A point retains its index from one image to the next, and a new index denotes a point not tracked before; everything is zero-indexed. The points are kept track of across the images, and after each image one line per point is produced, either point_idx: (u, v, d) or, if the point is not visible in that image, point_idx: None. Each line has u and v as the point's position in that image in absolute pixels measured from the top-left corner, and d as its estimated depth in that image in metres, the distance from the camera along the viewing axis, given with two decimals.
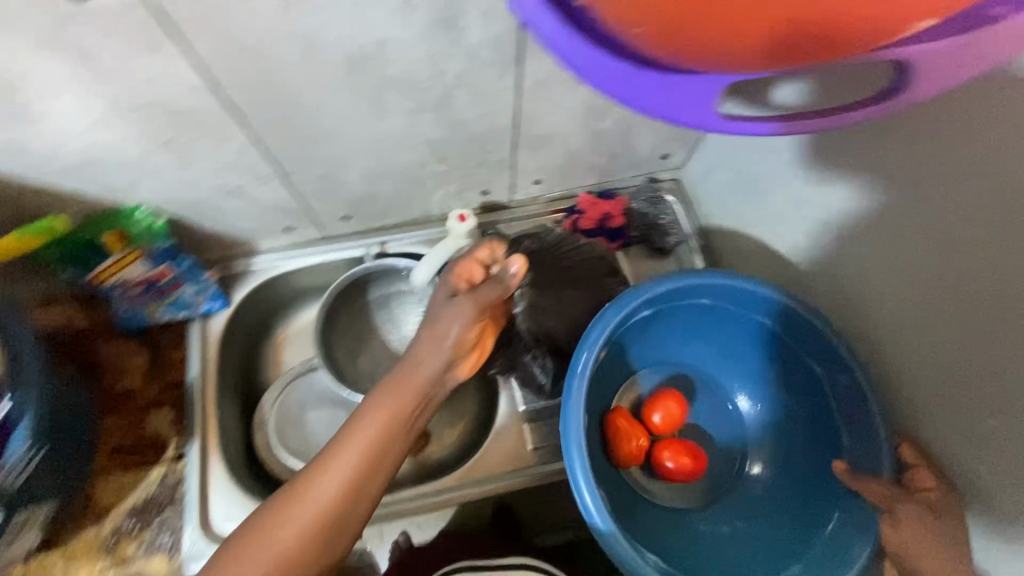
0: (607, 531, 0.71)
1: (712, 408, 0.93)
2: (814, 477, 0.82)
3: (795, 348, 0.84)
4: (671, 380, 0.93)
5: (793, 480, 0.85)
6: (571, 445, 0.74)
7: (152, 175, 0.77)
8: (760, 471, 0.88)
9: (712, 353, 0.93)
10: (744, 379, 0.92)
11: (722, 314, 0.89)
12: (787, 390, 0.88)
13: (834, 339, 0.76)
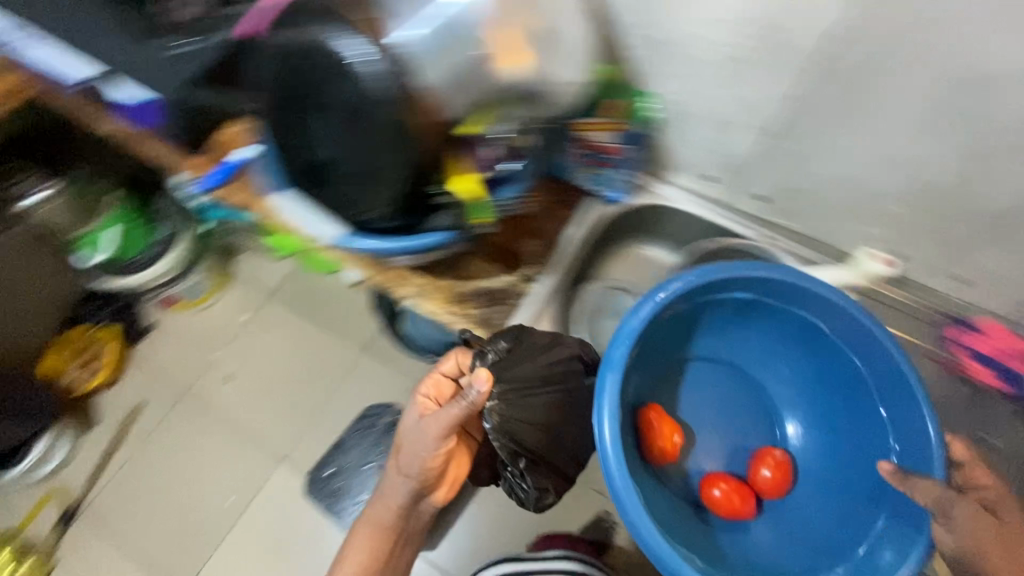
0: (623, 490, 1.06)
1: (758, 415, 1.38)
2: (861, 483, 1.22)
3: (891, 407, 1.19)
4: (722, 395, 1.38)
5: (841, 480, 1.27)
6: (600, 410, 1.10)
7: (706, 80, 1.29)
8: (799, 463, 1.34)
9: (839, 390, 1.29)
10: (790, 399, 1.36)
11: (829, 345, 1.26)
12: (814, 396, 1.33)
13: (881, 347, 1.15)
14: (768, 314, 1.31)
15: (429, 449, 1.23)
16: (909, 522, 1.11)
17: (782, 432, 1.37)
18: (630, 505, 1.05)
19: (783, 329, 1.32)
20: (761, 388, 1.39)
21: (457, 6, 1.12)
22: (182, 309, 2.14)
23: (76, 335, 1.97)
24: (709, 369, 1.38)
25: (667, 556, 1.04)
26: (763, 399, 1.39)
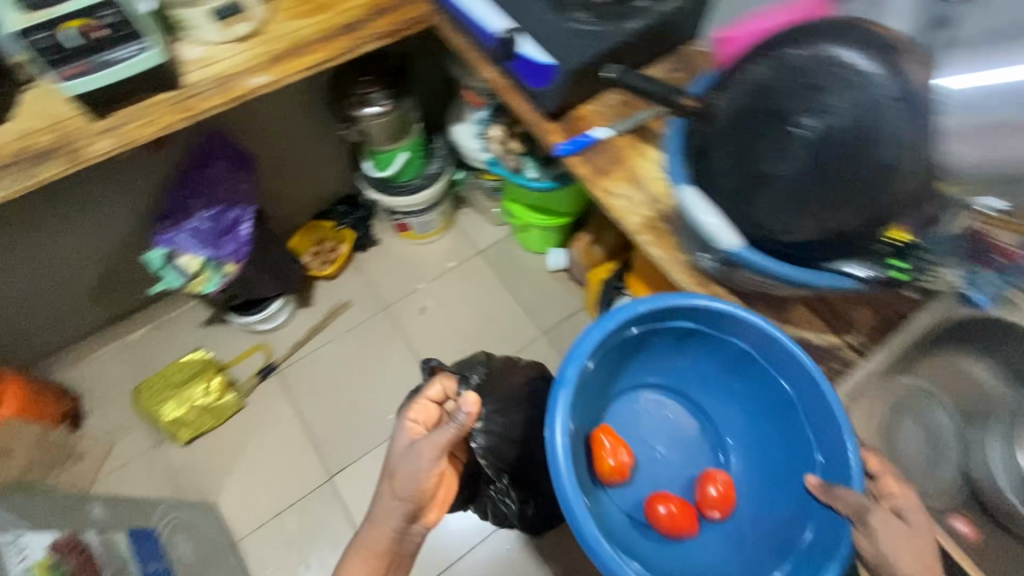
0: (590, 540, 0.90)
1: (699, 429, 1.22)
2: (790, 493, 1.07)
3: (813, 416, 1.02)
4: (652, 416, 1.22)
5: (755, 484, 1.15)
6: (556, 452, 0.93)
7: None
8: (732, 465, 1.19)
9: (771, 406, 1.11)
10: (742, 413, 1.17)
11: (773, 376, 1.06)
12: (737, 390, 1.16)
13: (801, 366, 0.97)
14: (708, 343, 1.12)
15: (424, 464, 1.09)
16: (829, 522, 0.98)
17: (716, 450, 1.21)
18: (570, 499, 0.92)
19: (753, 391, 1.13)
20: (698, 419, 1.22)
21: (514, 26, 1.09)
22: (266, 344, 2.07)
23: (178, 369, 1.92)
24: (632, 401, 1.22)
25: (576, 509, 0.91)
26: (670, 430, 1.22)
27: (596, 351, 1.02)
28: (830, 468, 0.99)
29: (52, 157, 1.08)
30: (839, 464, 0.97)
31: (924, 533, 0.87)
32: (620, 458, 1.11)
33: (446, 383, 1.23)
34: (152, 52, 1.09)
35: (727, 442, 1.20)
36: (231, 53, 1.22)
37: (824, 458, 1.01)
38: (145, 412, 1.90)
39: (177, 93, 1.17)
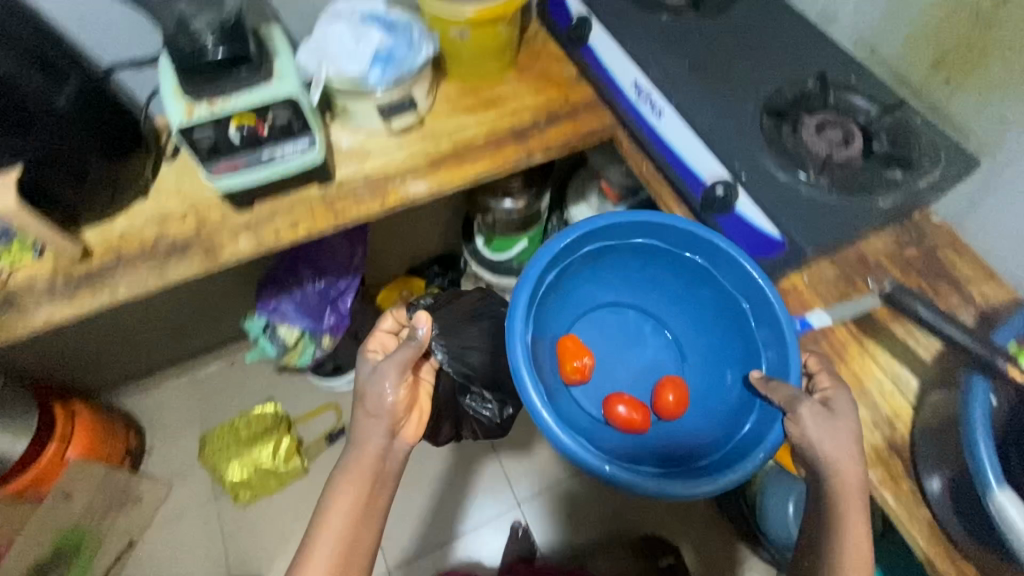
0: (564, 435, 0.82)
1: (643, 334, 1.08)
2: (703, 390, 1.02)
3: (756, 310, 0.93)
4: (609, 329, 1.08)
5: (702, 377, 1.04)
6: (516, 357, 0.86)
7: None
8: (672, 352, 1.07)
9: (704, 299, 1.03)
10: (674, 329, 1.07)
11: (706, 275, 0.99)
12: (681, 297, 1.05)
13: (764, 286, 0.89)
14: (660, 256, 1.02)
15: (389, 388, 0.88)
16: (756, 407, 0.91)
17: (654, 348, 1.08)
18: (520, 376, 0.85)
19: (706, 298, 1.02)
20: (630, 331, 1.08)
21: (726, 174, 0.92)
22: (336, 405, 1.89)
23: (246, 425, 1.81)
24: (595, 317, 1.08)
25: (535, 406, 0.83)
26: (615, 329, 1.09)
27: (542, 291, 0.97)
28: (767, 355, 0.92)
29: (188, 251, 0.97)
30: (767, 333, 0.92)
31: (848, 419, 0.78)
32: (588, 365, 0.99)
33: (401, 314, 1.05)
34: (313, 154, 0.94)
35: (665, 338, 1.08)
36: (387, 147, 1.08)
37: (761, 342, 0.94)
38: (208, 470, 1.79)
39: (329, 189, 1.04)
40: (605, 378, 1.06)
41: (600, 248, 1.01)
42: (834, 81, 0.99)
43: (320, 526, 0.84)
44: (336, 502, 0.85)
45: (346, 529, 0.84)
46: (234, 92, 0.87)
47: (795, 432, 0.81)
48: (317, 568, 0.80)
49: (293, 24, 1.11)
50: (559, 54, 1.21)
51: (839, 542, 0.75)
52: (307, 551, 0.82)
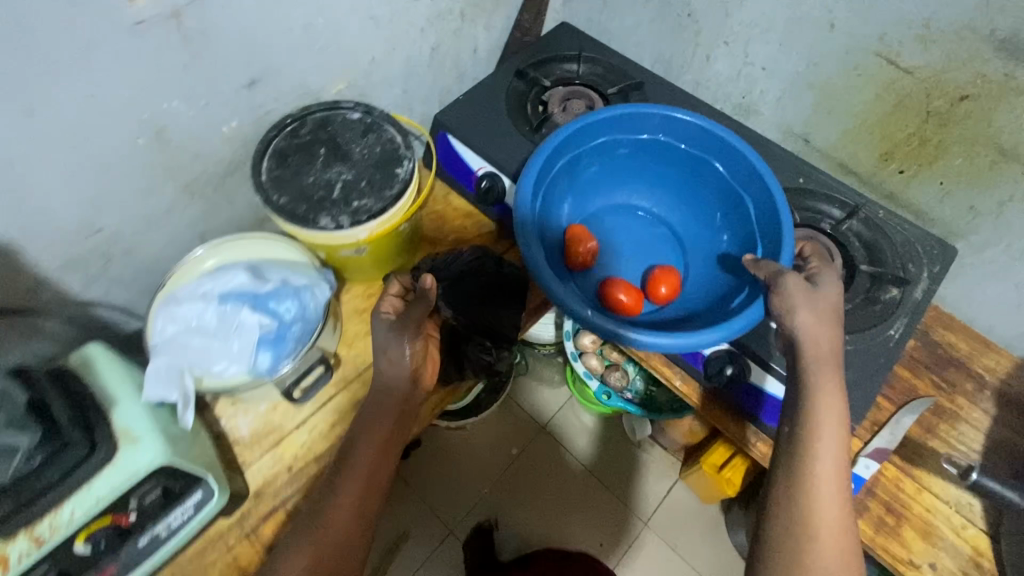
0: (523, 233, 0.76)
1: (646, 224, 0.95)
2: (713, 284, 0.86)
3: (750, 197, 0.84)
4: (616, 218, 0.94)
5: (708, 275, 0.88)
6: (524, 198, 0.79)
7: None
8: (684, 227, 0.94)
9: (713, 183, 0.89)
10: (677, 215, 0.94)
11: (714, 178, 0.88)
12: (682, 191, 0.93)
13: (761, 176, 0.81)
14: (665, 151, 0.90)
15: (406, 347, 0.73)
16: (740, 287, 0.81)
17: (646, 231, 0.94)
18: (529, 244, 0.75)
19: (715, 187, 0.88)
20: (631, 204, 0.95)
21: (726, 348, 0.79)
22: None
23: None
24: (605, 217, 0.94)
25: (552, 286, 0.72)
26: (617, 220, 0.94)
27: (541, 186, 0.83)
28: (763, 242, 0.81)
29: None
30: (767, 224, 0.80)
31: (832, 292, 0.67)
32: (591, 252, 0.85)
33: (408, 279, 0.80)
34: (214, 501, 0.68)
35: (664, 229, 0.94)
36: (303, 416, 0.82)
37: (757, 230, 0.82)
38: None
39: (245, 513, 0.76)
40: (603, 258, 0.91)
41: (603, 143, 0.89)
42: (786, 188, 0.89)
43: (325, 508, 0.70)
44: (353, 465, 0.72)
45: (368, 490, 0.71)
46: (62, 502, 0.57)
47: (779, 306, 0.67)
48: (337, 524, 0.69)
49: (113, 294, 0.80)
50: (468, 209, 1.00)
51: (820, 409, 0.62)
52: (313, 516, 0.71)
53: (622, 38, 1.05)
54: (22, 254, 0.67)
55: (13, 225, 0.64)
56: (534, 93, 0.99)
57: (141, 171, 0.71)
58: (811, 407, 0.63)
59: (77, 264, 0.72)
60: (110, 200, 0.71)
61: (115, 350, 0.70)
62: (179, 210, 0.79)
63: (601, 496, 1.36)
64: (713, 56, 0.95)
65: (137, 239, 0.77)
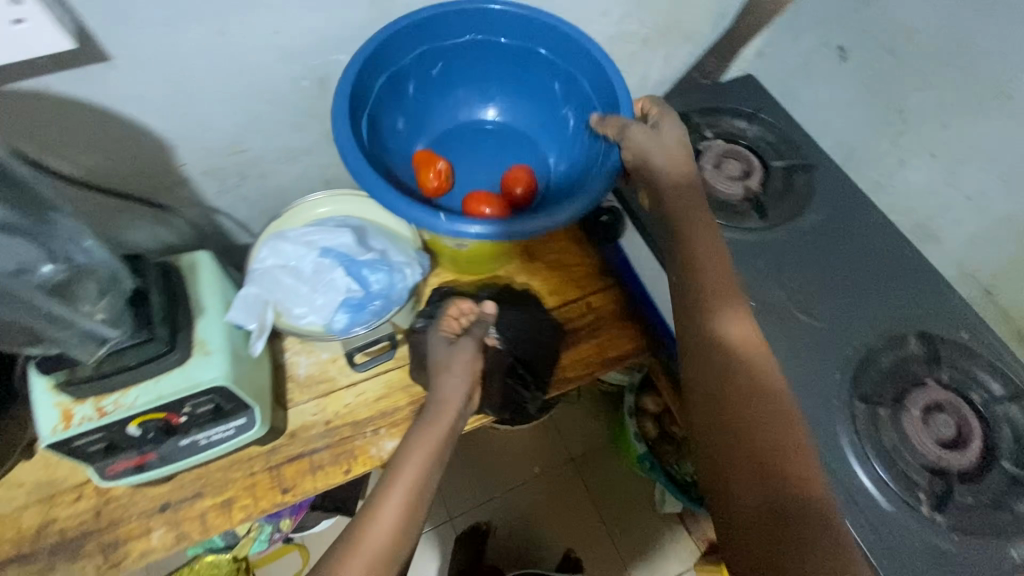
0: (345, 146, 0.64)
1: (463, 121, 0.84)
2: (570, 174, 0.79)
3: (577, 71, 0.77)
4: (446, 117, 0.83)
5: (564, 164, 0.80)
6: (343, 93, 0.66)
7: None
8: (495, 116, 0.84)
9: (516, 66, 0.80)
10: (478, 98, 0.84)
11: (535, 66, 0.79)
12: (505, 83, 0.82)
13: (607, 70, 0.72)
14: (477, 46, 0.78)
15: (469, 361, 0.68)
16: (597, 155, 0.75)
17: (481, 135, 0.85)
18: (353, 155, 0.64)
19: (528, 75, 0.81)
20: (463, 108, 0.84)
21: None
22: (306, 548, 1.22)
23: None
24: (449, 131, 0.84)
25: (424, 214, 0.63)
26: (457, 131, 0.84)
27: (365, 92, 0.71)
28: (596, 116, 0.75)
29: (80, 552, 0.72)
30: (604, 104, 0.74)
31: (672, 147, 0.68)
32: (448, 173, 0.77)
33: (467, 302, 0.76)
34: (253, 430, 0.70)
35: (502, 130, 0.85)
36: (356, 377, 0.83)
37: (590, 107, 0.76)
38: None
39: (274, 446, 0.78)
40: (458, 173, 0.83)
41: (425, 53, 0.75)
42: (940, 335, 0.76)
43: (371, 518, 0.57)
44: (400, 475, 0.60)
45: (422, 495, 0.59)
46: (131, 384, 0.62)
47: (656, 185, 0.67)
48: (382, 538, 0.55)
49: (237, 208, 0.86)
50: (577, 234, 0.95)
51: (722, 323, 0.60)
52: (356, 532, 0.57)
53: (809, 110, 0.97)
54: (177, 153, 0.73)
55: (176, 129, 0.70)
56: (691, 140, 0.92)
57: (299, 108, 0.75)
58: (708, 309, 0.60)
59: (216, 173, 0.78)
60: (264, 127, 0.75)
61: (219, 261, 0.75)
62: (317, 152, 0.83)
63: (600, 535, 1.30)
64: (909, 162, 0.83)
65: (274, 166, 0.82)
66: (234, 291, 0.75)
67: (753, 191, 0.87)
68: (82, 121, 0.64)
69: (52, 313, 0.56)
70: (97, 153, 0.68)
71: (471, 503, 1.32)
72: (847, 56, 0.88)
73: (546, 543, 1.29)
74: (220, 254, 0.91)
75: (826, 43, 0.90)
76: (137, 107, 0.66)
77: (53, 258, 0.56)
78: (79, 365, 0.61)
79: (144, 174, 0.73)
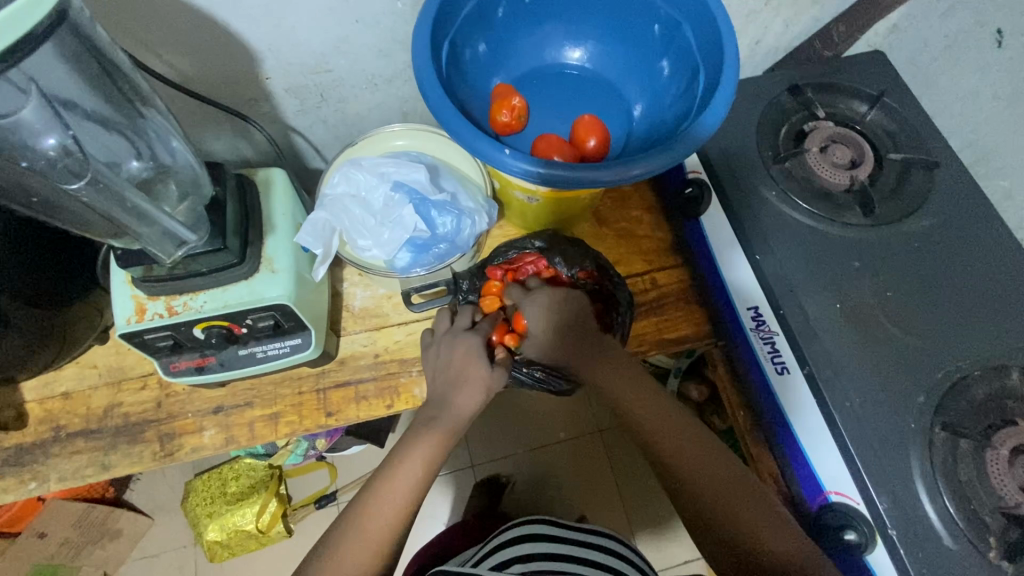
0: (421, 71, 0.59)
1: (547, 61, 0.75)
2: (656, 131, 0.69)
3: (683, 15, 0.66)
4: (530, 54, 0.75)
5: (651, 121, 0.71)
6: (427, 14, 0.60)
7: None
8: (583, 57, 0.75)
9: (612, 4, 0.70)
10: (569, 36, 0.74)
11: (641, 6, 0.69)
12: (604, 22, 0.72)
13: (721, 14, 0.62)
14: None
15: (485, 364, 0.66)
16: (691, 107, 0.65)
17: (564, 77, 0.75)
18: (426, 79, 0.59)
19: (634, 16, 0.70)
20: (551, 45, 0.75)
21: (863, 515, 0.65)
22: (334, 467, 1.27)
23: (235, 478, 1.20)
24: (530, 69, 0.75)
25: (487, 146, 0.58)
26: (537, 70, 0.75)
27: (452, 17, 0.64)
28: (702, 71, 0.65)
29: (139, 438, 0.77)
30: (708, 57, 0.64)
31: None
32: (522, 112, 0.69)
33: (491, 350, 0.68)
34: (307, 352, 0.71)
35: (586, 76, 0.75)
36: (408, 317, 0.83)
37: (694, 59, 0.66)
38: (188, 525, 1.22)
39: (322, 371, 0.80)
40: (531, 115, 0.74)
41: None
42: None
43: (372, 508, 0.60)
44: (402, 466, 0.62)
45: (415, 491, 0.61)
46: (200, 290, 0.64)
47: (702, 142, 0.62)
48: (385, 525, 0.59)
49: (313, 131, 0.85)
50: (651, 204, 0.90)
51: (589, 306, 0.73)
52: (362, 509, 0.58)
53: (943, 102, 0.86)
54: (262, 66, 0.72)
55: (264, 39, 0.69)
56: (799, 118, 0.84)
57: (388, 33, 0.72)
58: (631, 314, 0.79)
59: (298, 92, 0.77)
60: (350, 49, 0.73)
61: (293, 182, 0.74)
62: (399, 82, 0.80)
63: (616, 509, 1.30)
64: None
65: (355, 92, 0.80)
66: (304, 214, 0.75)
67: (861, 182, 0.78)
68: (176, 20, 0.63)
69: (138, 207, 0.55)
70: (187, 55, 0.68)
71: (496, 454, 1.34)
72: (1005, 41, 0.76)
73: (563, 508, 1.30)
74: (292, 175, 0.92)
75: (981, 23, 0.78)
76: (230, 14, 0.64)
77: (139, 154, 0.57)
78: (155, 262, 0.62)
79: (229, 83, 0.73)
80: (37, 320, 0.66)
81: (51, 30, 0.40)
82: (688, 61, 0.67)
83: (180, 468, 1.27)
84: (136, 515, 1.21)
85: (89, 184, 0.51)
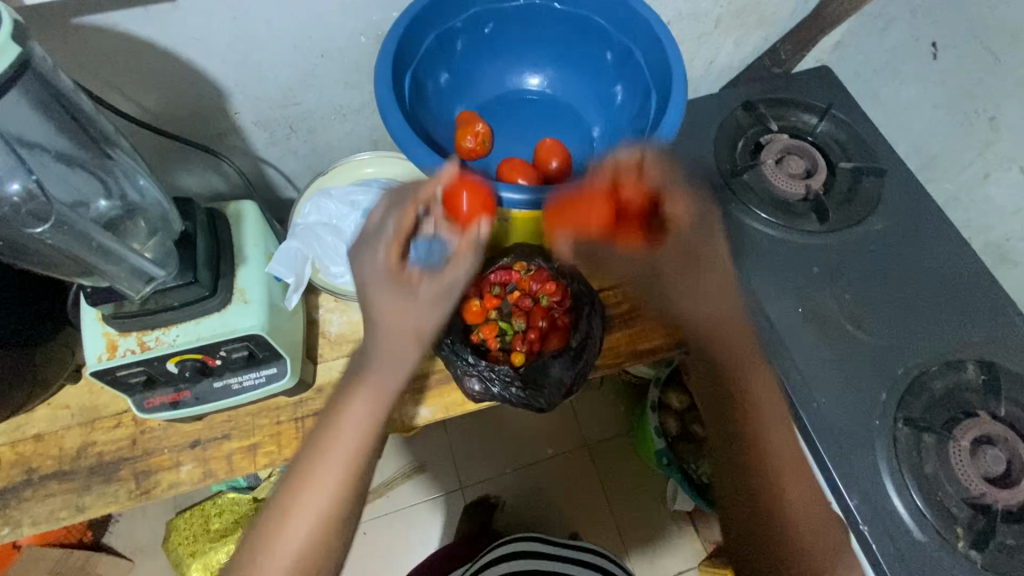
0: (383, 103, 0.61)
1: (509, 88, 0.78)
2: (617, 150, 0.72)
3: (634, 42, 0.70)
4: (491, 82, 0.78)
5: (612, 141, 0.74)
6: (387, 49, 0.63)
7: None
8: (543, 83, 0.78)
9: (566, 31, 0.74)
10: (528, 64, 0.77)
11: (594, 34, 0.72)
12: (560, 50, 0.76)
13: (669, 41, 0.65)
14: (532, 11, 0.72)
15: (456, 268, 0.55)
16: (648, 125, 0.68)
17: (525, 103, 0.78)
18: (390, 111, 0.61)
19: (588, 43, 0.74)
20: (510, 72, 0.77)
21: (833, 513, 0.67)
22: None
23: (219, 514, 1.17)
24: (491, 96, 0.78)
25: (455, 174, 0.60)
26: (499, 97, 0.78)
27: (412, 51, 0.67)
28: (655, 92, 0.68)
29: (114, 476, 0.76)
30: (658, 82, 0.67)
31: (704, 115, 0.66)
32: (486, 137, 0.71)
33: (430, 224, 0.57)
34: (283, 381, 0.71)
35: (546, 99, 0.78)
36: None
37: (648, 82, 0.69)
38: (170, 565, 1.19)
39: (300, 400, 0.80)
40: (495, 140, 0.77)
41: (479, 13, 0.70)
42: (1005, 365, 0.71)
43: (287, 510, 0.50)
44: (333, 440, 0.51)
45: None
46: (173, 323, 0.65)
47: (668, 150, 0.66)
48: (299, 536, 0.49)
49: (284, 161, 0.86)
50: None
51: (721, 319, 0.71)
52: None
53: (888, 112, 0.90)
54: (230, 102, 0.73)
55: (232, 76, 0.70)
56: (754, 131, 0.87)
57: (354, 66, 0.74)
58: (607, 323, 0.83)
59: (267, 125, 0.79)
60: (317, 82, 0.75)
61: (264, 213, 0.75)
62: (367, 111, 0.82)
63: (606, 522, 1.30)
64: (995, 176, 0.77)
65: (323, 122, 0.82)
66: (276, 243, 0.75)
67: (817, 191, 0.82)
68: (143, 60, 0.65)
69: (104, 246, 0.55)
70: (155, 94, 0.69)
71: (482, 473, 1.33)
72: (939, 53, 0.80)
73: (554, 524, 1.30)
74: (265, 206, 0.93)
75: (917, 37, 0.83)
76: (197, 52, 0.66)
77: (108, 193, 0.58)
78: (124, 299, 0.62)
79: (198, 119, 0.74)
80: (7, 362, 0.66)
81: (15, 80, 0.42)
82: (640, 82, 0.70)
83: (161, 506, 1.24)
84: (115, 557, 1.18)
85: (54, 227, 0.52)
